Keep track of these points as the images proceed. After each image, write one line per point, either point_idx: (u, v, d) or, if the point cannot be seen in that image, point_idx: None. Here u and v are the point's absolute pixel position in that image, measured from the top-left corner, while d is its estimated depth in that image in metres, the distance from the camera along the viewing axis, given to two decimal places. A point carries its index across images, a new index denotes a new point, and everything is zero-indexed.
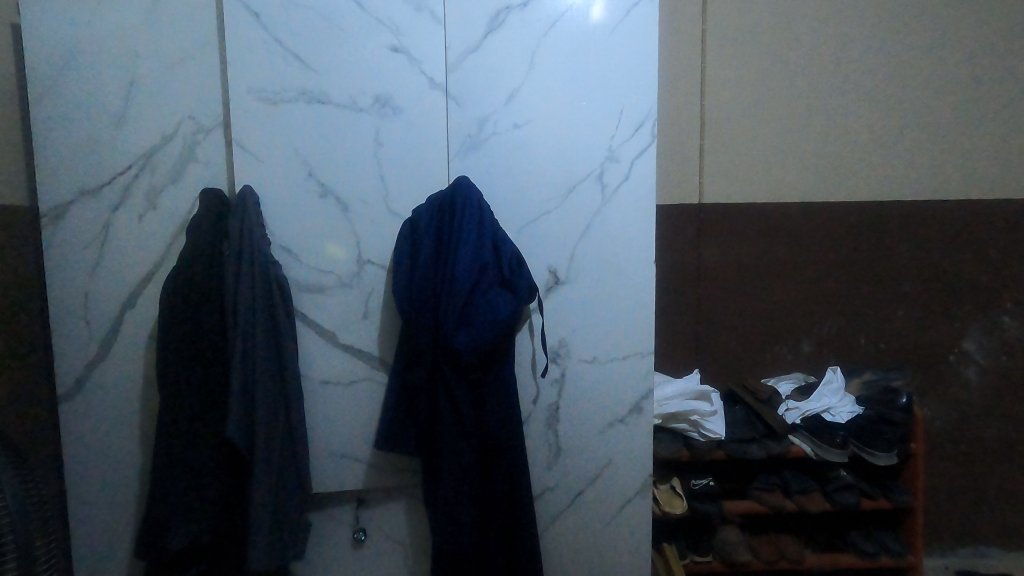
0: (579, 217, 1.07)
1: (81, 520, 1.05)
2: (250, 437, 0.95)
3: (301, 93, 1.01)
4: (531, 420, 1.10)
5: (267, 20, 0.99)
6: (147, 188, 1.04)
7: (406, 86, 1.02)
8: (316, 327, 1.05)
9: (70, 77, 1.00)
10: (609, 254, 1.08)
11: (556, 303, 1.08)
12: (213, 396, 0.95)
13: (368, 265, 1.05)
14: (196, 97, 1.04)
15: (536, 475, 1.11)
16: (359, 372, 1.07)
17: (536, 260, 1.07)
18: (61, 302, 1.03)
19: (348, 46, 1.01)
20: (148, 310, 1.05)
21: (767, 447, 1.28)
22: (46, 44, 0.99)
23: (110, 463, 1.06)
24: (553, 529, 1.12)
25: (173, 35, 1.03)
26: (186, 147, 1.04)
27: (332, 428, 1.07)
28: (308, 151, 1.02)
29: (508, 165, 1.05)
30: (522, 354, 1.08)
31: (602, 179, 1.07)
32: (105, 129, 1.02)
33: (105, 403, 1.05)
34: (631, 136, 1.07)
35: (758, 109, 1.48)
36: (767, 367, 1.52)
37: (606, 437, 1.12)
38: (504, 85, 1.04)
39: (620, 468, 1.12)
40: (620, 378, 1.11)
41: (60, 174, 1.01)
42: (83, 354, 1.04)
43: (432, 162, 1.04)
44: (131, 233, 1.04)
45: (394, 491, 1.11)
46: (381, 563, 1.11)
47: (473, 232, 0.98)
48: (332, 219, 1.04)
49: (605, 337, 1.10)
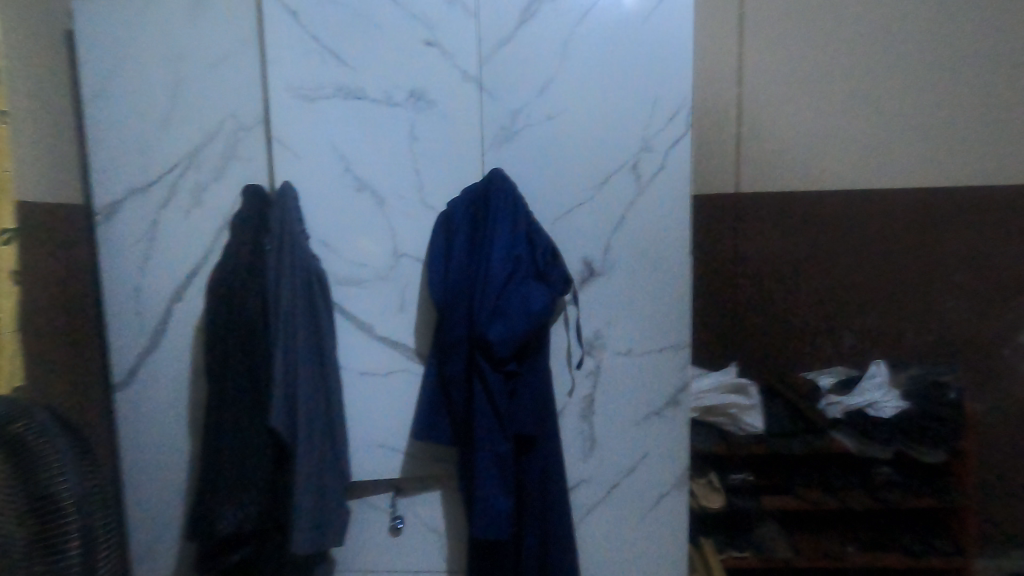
0: (613, 209, 1.06)
1: (136, 502, 1.11)
2: (292, 426, 0.98)
3: (336, 90, 1.03)
4: (565, 412, 1.10)
5: (305, 19, 1.01)
6: (192, 186, 1.07)
7: (438, 80, 1.03)
8: (354, 319, 1.08)
9: (119, 79, 1.05)
10: (644, 245, 1.06)
11: (590, 295, 1.08)
12: (257, 384, 0.99)
13: (404, 258, 1.06)
14: (236, 95, 1.06)
15: (570, 467, 1.11)
16: (396, 364, 1.08)
17: (570, 252, 1.07)
18: (114, 294, 1.09)
19: (381, 41, 1.02)
20: (194, 303, 1.09)
21: (806, 442, 1.26)
22: (98, 49, 1.04)
23: (161, 449, 1.11)
24: (587, 521, 1.12)
25: (213, 35, 1.04)
26: (228, 145, 1.06)
27: (371, 418, 1.09)
28: (344, 146, 1.04)
29: (541, 157, 1.05)
30: (557, 347, 1.09)
31: (636, 169, 1.05)
32: (153, 130, 1.06)
33: (156, 392, 1.10)
34: (666, 124, 1.04)
35: (798, 94, 1.44)
36: (808, 361, 1.48)
37: (642, 430, 1.10)
38: (537, 75, 1.03)
39: (656, 461, 1.11)
40: (656, 372, 1.09)
41: (113, 173, 1.07)
42: (135, 344, 1.10)
43: (465, 154, 1.05)
44: (177, 229, 1.07)
45: (430, 481, 1.12)
46: (417, 551, 1.13)
47: (508, 225, 0.99)
48: (369, 212, 1.05)
49: (640, 330, 1.08)
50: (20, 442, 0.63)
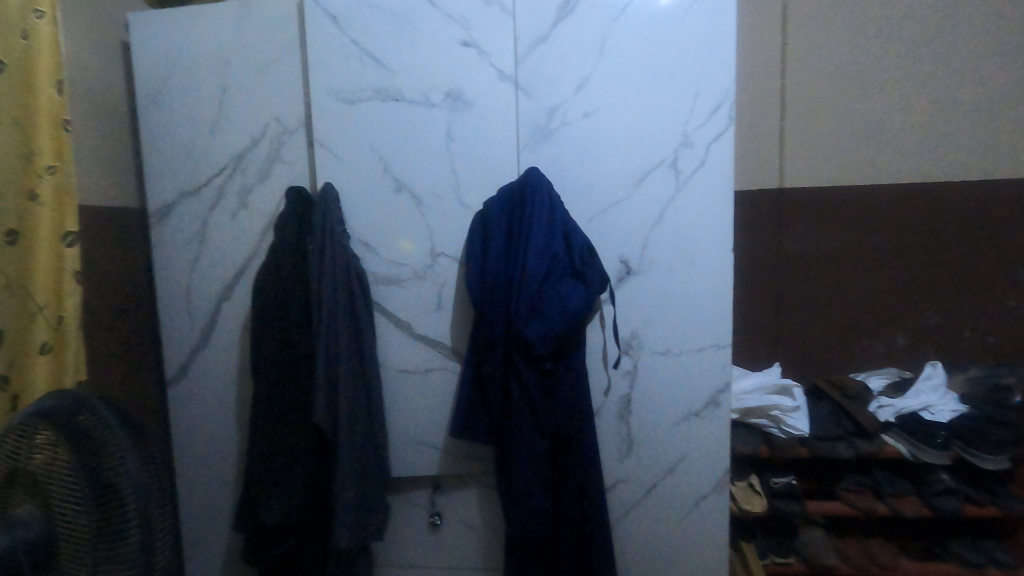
0: (651, 206, 1.04)
1: (188, 491, 1.16)
2: (334, 421, 1.01)
3: (376, 92, 1.05)
4: (602, 412, 1.09)
5: (345, 24, 1.03)
6: (239, 189, 1.10)
7: (475, 80, 1.03)
8: (393, 317, 1.09)
9: (171, 88, 1.10)
10: (683, 243, 1.05)
11: (628, 294, 1.07)
12: (300, 380, 1.02)
13: (441, 257, 1.08)
14: (279, 100, 1.08)
15: (608, 467, 1.10)
16: (434, 363, 1.10)
17: (608, 250, 1.06)
18: (167, 294, 1.14)
19: (420, 43, 1.03)
20: (240, 302, 1.12)
21: (856, 446, 1.20)
22: (153, 59, 1.09)
23: (210, 442, 1.15)
24: (625, 521, 1.11)
25: (258, 42, 1.07)
26: (272, 148, 1.09)
27: (410, 416, 1.11)
28: (384, 148, 1.06)
29: (577, 155, 1.04)
30: (593, 346, 1.08)
31: (675, 166, 1.03)
32: (202, 135, 1.10)
33: (205, 387, 1.14)
34: (707, 119, 1.01)
35: (845, 86, 1.39)
36: (856, 362, 1.42)
37: (681, 431, 1.09)
38: (574, 73, 1.02)
39: (696, 463, 1.09)
40: (695, 372, 1.07)
41: (165, 178, 1.12)
42: (186, 342, 1.14)
43: (501, 154, 1.05)
44: (225, 231, 1.11)
45: (467, 479, 1.13)
46: (455, 547, 1.15)
47: (543, 223, 0.98)
48: (407, 213, 1.07)
49: (679, 329, 1.07)
50: (81, 434, 0.63)
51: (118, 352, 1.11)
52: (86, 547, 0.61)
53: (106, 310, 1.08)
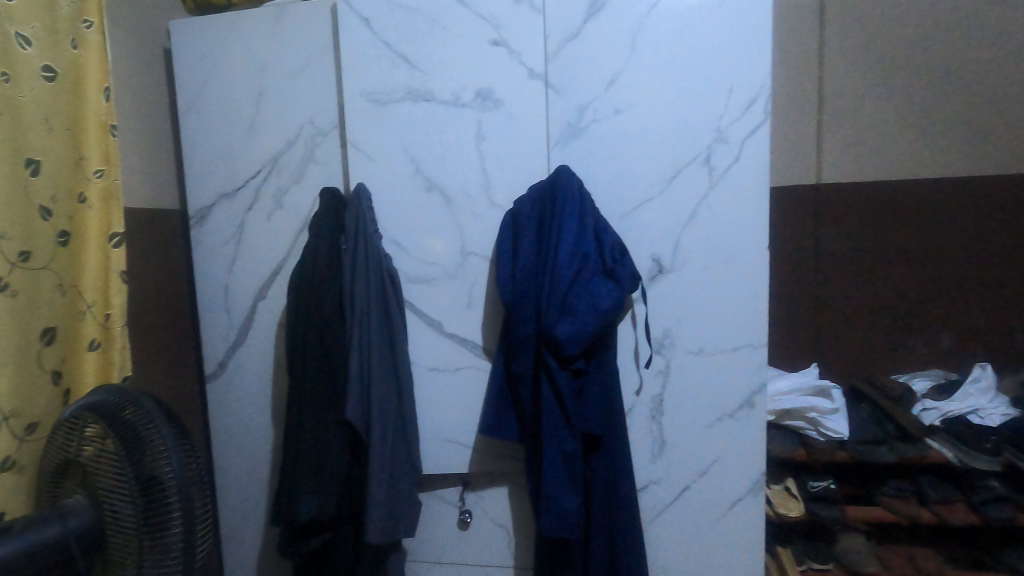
0: (684, 203, 1.02)
1: (227, 485, 1.20)
2: (367, 418, 1.02)
3: (407, 93, 1.06)
4: (634, 412, 1.08)
5: (377, 26, 1.05)
6: (274, 190, 1.13)
7: (505, 79, 1.03)
8: (423, 316, 1.10)
9: (210, 92, 1.13)
10: (717, 241, 1.03)
11: (660, 293, 1.05)
12: (333, 377, 1.04)
13: (472, 257, 1.08)
14: (313, 102, 1.10)
15: (639, 467, 1.09)
16: (464, 361, 1.10)
17: (639, 248, 1.05)
18: (206, 292, 1.17)
19: (451, 43, 1.04)
20: (275, 300, 1.15)
21: (898, 450, 1.15)
22: (194, 65, 1.13)
23: (247, 436, 1.18)
24: (657, 523, 1.09)
25: (293, 46, 1.09)
26: (307, 149, 1.11)
27: (440, 413, 1.12)
28: (415, 148, 1.07)
29: (608, 152, 1.03)
30: (624, 345, 1.07)
31: (708, 162, 1.01)
32: (238, 138, 1.13)
33: (241, 383, 1.17)
34: (741, 114, 0.99)
35: (887, 78, 1.34)
36: (898, 363, 1.37)
37: (714, 433, 1.06)
38: (604, 70, 1.01)
39: (729, 466, 1.07)
40: (729, 372, 1.05)
41: (205, 181, 1.15)
42: (224, 339, 1.18)
43: (531, 152, 1.05)
44: (261, 231, 1.14)
45: (497, 477, 1.13)
46: (485, 544, 1.15)
47: (574, 221, 0.98)
48: (438, 212, 1.08)
49: (711, 328, 1.05)
50: (129, 425, 0.66)
51: (160, 349, 1.15)
52: (132, 534, 0.64)
53: (149, 310, 1.12)
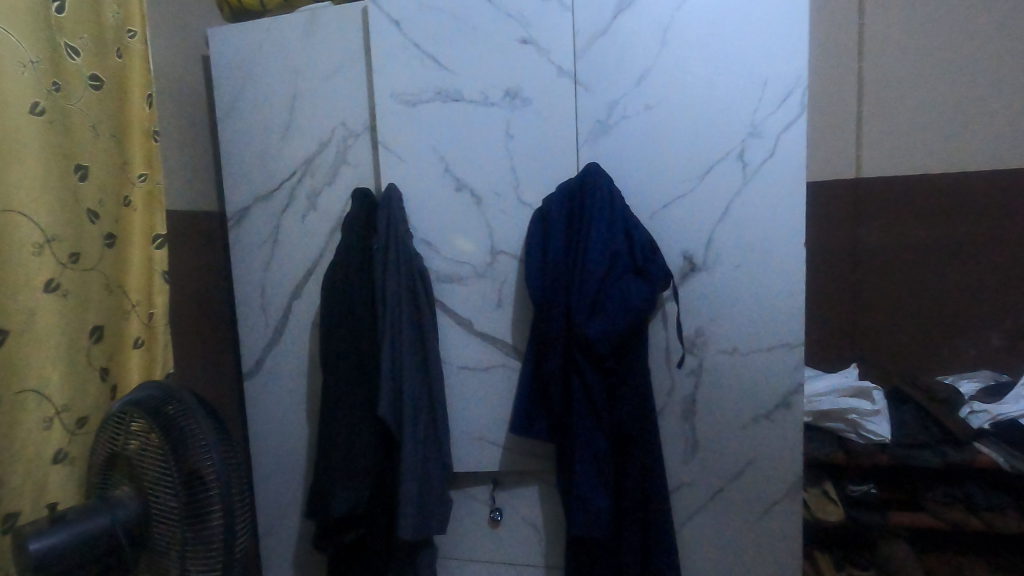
0: (717, 199, 1.00)
1: (264, 479, 1.23)
2: (398, 416, 1.03)
3: (436, 93, 1.07)
4: (665, 412, 1.07)
5: (408, 28, 1.06)
6: (308, 191, 1.15)
7: (534, 77, 1.03)
8: (453, 314, 1.11)
9: (246, 97, 1.16)
10: (751, 237, 1.00)
11: (692, 290, 1.04)
12: (366, 375, 1.06)
13: (501, 256, 1.08)
14: (345, 104, 1.12)
15: (671, 468, 1.07)
16: (494, 360, 1.10)
17: (670, 246, 1.03)
18: (244, 292, 1.21)
19: (479, 42, 1.04)
20: (309, 299, 1.17)
21: (944, 455, 1.10)
22: (232, 70, 1.16)
23: (283, 432, 1.21)
24: (690, 525, 1.08)
25: (325, 49, 1.11)
26: (339, 151, 1.13)
27: (471, 412, 1.12)
28: (444, 148, 1.08)
29: (638, 149, 1.02)
30: (656, 344, 1.06)
31: (743, 157, 0.99)
32: (273, 141, 1.16)
33: (277, 381, 1.20)
34: (777, 107, 0.96)
35: (931, 67, 1.29)
36: (945, 364, 1.32)
37: (749, 434, 1.04)
38: (634, 65, 1.00)
39: (765, 468, 1.04)
40: (764, 372, 1.02)
41: (242, 183, 1.18)
42: (261, 337, 1.21)
43: (560, 150, 1.04)
44: (295, 232, 1.17)
45: (528, 476, 1.13)
46: (515, 543, 1.15)
47: (605, 218, 0.97)
48: (468, 212, 1.08)
49: (746, 328, 1.02)
50: (171, 420, 0.68)
51: (200, 348, 1.19)
52: (176, 526, 0.66)
53: (190, 309, 1.16)
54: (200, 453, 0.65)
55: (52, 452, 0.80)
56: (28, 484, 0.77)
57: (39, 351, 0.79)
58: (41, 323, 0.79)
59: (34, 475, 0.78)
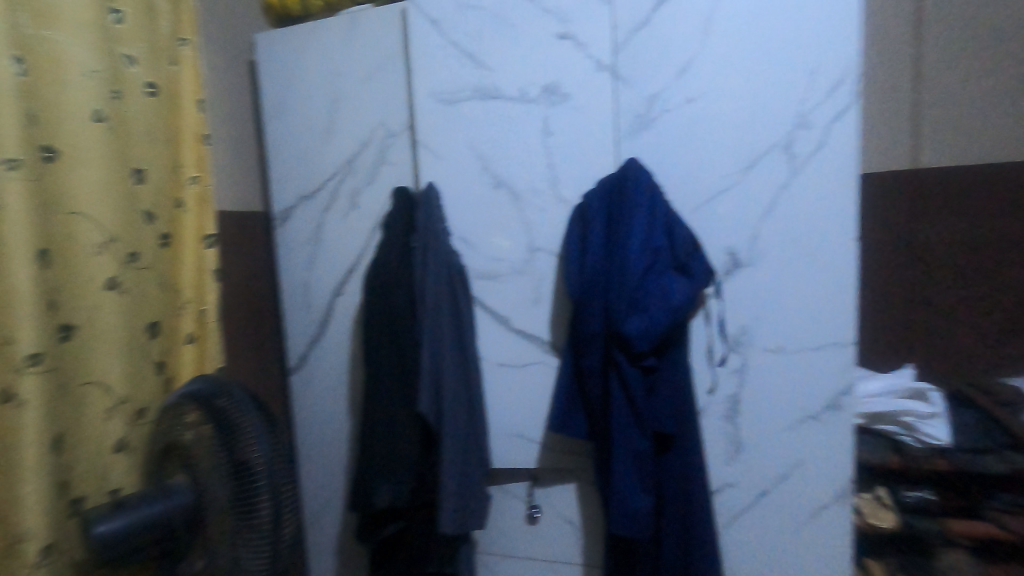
0: (762, 194, 0.97)
1: (309, 471, 1.27)
2: (438, 412, 1.05)
3: (475, 91, 1.07)
4: (707, 412, 1.05)
5: (446, 27, 1.07)
6: (349, 191, 1.18)
7: (572, 72, 1.02)
8: (492, 311, 1.11)
9: (291, 100, 1.19)
10: (798, 233, 0.97)
11: (736, 287, 1.01)
12: (406, 371, 1.08)
13: (539, 253, 1.08)
14: (384, 104, 1.14)
15: (713, 469, 1.05)
16: (532, 357, 1.10)
17: (712, 242, 1.01)
18: (289, 289, 1.24)
19: (517, 39, 1.04)
20: (350, 296, 1.20)
21: (1009, 459, 1.04)
22: (277, 74, 1.19)
23: (326, 426, 1.24)
24: (733, 528, 1.05)
25: (366, 50, 1.13)
26: (379, 151, 1.15)
27: (509, 409, 1.12)
28: (483, 146, 1.08)
29: (679, 143, 1.00)
30: (697, 342, 1.04)
31: (790, 149, 0.95)
32: (316, 142, 1.19)
33: (321, 376, 1.23)
34: (825, 97, 0.93)
35: (991, 52, 1.22)
36: (1009, 364, 1.24)
37: (796, 436, 1.01)
38: (676, 58, 0.98)
39: (813, 472, 1.01)
40: (812, 372, 0.99)
41: (287, 183, 1.22)
42: (305, 334, 1.24)
43: (599, 146, 1.03)
44: (337, 231, 1.19)
45: (566, 474, 1.12)
46: (553, 541, 1.15)
47: (645, 214, 0.96)
48: (506, 210, 1.09)
49: (792, 326, 0.99)
50: (223, 413, 0.71)
51: (248, 343, 1.23)
52: (229, 514, 0.68)
53: (238, 306, 1.21)
54: (250, 444, 0.67)
55: (114, 441, 0.85)
56: (91, 470, 0.82)
57: (101, 345, 0.83)
58: (102, 319, 0.83)
59: (97, 462, 0.83)
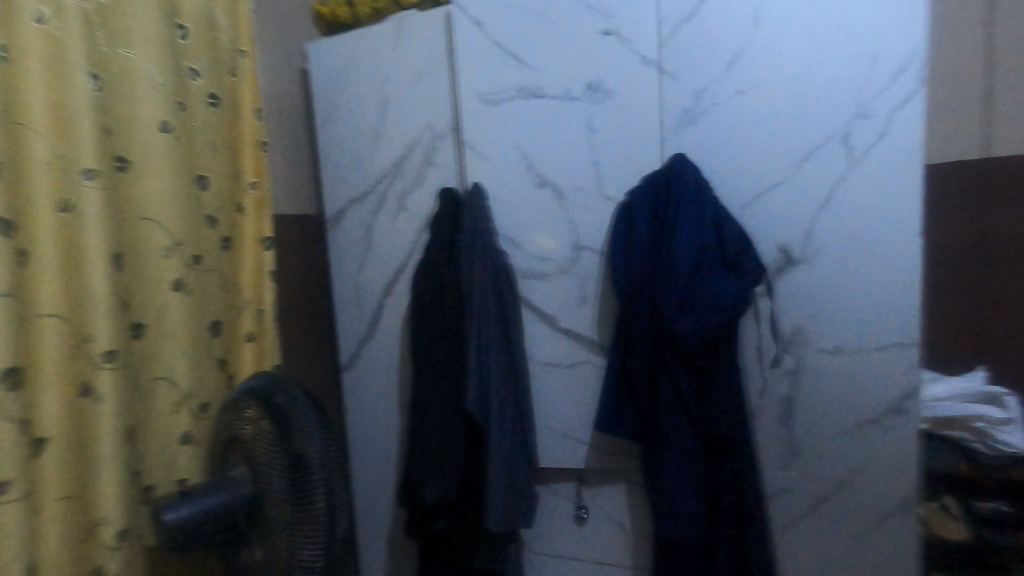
0: (818, 187, 0.94)
1: (360, 466, 1.30)
2: (484, 410, 1.06)
3: (519, 91, 1.08)
4: (761, 414, 1.01)
5: (490, 29, 1.08)
6: (398, 193, 1.20)
7: (617, 68, 1.01)
8: (538, 311, 1.11)
9: (341, 106, 1.23)
10: (857, 228, 0.92)
11: (791, 285, 0.97)
12: (453, 369, 1.10)
13: (585, 252, 1.07)
14: (431, 107, 1.16)
15: (767, 474, 1.02)
16: (578, 356, 1.10)
17: (765, 238, 0.98)
18: (340, 290, 1.28)
19: (561, 38, 1.04)
20: (398, 296, 1.22)
21: None
22: (328, 81, 1.23)
23: (376, 423, 1.27)
24: (789, 535, 1.01)
25: (412, 55, 1.16)
26: (425, 153, 1.17)
27: (555, 408, 1.12)
28: (527, 145, 1.08)
29: (729, 137, 0.97)
30: (749, 341, 1.01)
31: (848, 140, 0.91)
32: (366, 146, 1.22)
33: (371, 374, 1.27)
34: (887, 85, 0.88)
35: None
36: None
37: (857, 440, 0.96)
38: (725, 50, 0.96)
39: (875, 478, 0.96)
40: (875, 374, 0.94)
41: (338, 187, 1.26)
42: (356, 333, 1.28)
43: (645, 142, 1.02)
44: (386, 232, 1.22)
45: (613, 475, 1.11)
46: (601, 542, 1.14)
47: (692, 210, 0.94)
48: (550, 209, 1.08)
49: (852, 325, 0.95)
50: (278, 407, 0.74)
51: (302, 342, 1.28)
52: (285, 504, 0.71)
53: (293, 306, 1.26)
54: (304, 439, 0.70)
55: (180, 433, 0.90)
56: (160, 460, 0.87)
57: (168, 342, 0.88)
58: (170, 318, 0.88)
59: (166, 453, 0.88)
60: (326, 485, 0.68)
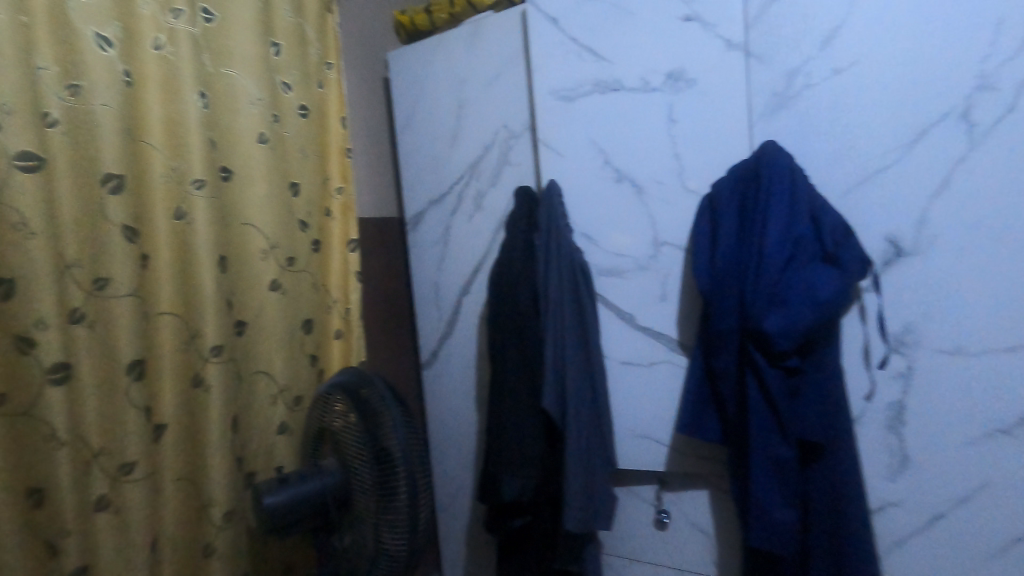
0: (931, 170, 0.85)
1: (440, 461, 1.33)
2: (562, 408, 1.05)
3: (595, 85, 1.06)
4: (864, 420, 0.93)
5: (565, 23, 1.07)
6: (474, 193, 1.22)
7: (699, 54, 0.97)
8: (616, 309, 1.09)
9: (420, 110, 1.27)
10: (980, 214, 0.82)
11: (898, 280, 0.89)
12: (530, 367, 1.10)
13: (665, 247, 1.04)
14: (506, 106, 1.16)
15: (872, 485, 0.93)
16: (658, 356, 1.06)
17: (869, 228, 0.90)
18: (420, 289, 1.32)
19: (639, 28, 1.01)
20: (476, 295, 1.24)
21: None
22: (408, 86, 1.28)
23: (455, 419, 1.30)
24: (898, 553, 0.92)
25: (488, 55, 1.17)
26: (501, 152, 1.18)
27: (634, 408, 1.09)
28: (604, 140, 1.06)
29: (826, 120, 0.90)
30: (851, 341, 0.93)
31: (967, 117, 0.82)
32: (443, 148, 1.25)
33: (450, 371, 1.30)
34: (1016, 52, 0.78)
35: None
36: None
37: (981, 451, 0.86)
38: (820, 27, 0.89)
39: (1004, 496, 0.85)
40: (1003, 378, 0.84)
41: (417, 190, 1.30)
42: (435, 331, 1.31)
43: (729, 130, 0.96)
44: (464, 232, 1.24)
45: (697, 480, 1.07)
46: (685, 549, 1.09)
47: (784, 199, 0.88)
48: (629, 204, 1.06)
49: (974, 323, 0.85)
50: (365, 402, 0.77)
51: (385, 339, 1.34)
52: (370, 494, 0.74)
53: (376, 305, 1.31)
54: (388, 433, 0.73)
55: (277, 423, 0.96)
56: (260, 448, 0.94)
57: (266, 338, 0.95)
58: (266, 316, 0.95)
59: (264, 441, 0.95)
60: (408, 477, 0.70)
